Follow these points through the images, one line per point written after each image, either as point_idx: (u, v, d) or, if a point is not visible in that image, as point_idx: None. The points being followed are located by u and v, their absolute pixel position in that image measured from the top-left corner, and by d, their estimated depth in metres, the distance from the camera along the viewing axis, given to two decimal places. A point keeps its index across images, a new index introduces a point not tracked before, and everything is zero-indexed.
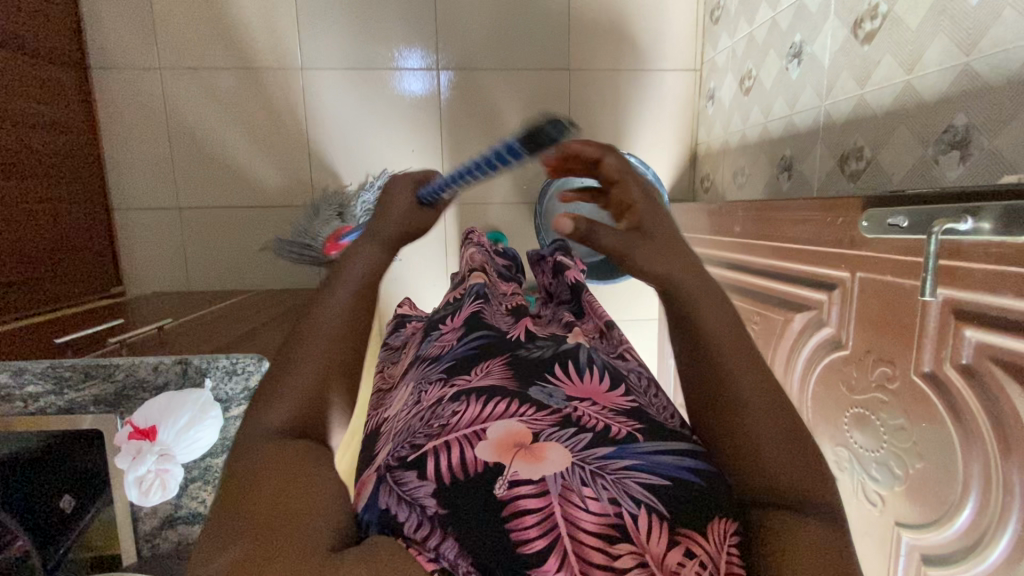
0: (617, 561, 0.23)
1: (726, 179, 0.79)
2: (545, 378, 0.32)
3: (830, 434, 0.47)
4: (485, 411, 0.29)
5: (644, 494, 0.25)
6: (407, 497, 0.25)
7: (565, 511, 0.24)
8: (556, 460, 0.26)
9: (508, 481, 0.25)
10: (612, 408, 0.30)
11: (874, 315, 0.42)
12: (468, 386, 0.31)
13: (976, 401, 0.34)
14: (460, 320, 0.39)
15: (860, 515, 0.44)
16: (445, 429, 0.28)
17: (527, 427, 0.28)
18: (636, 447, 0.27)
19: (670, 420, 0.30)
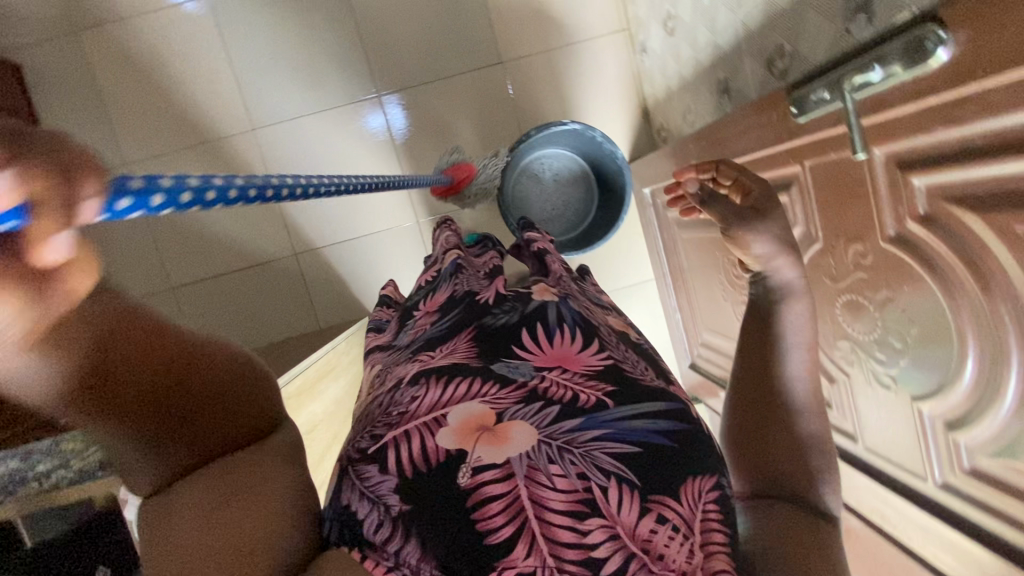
0: (588, 537, 0.24)
1: (678, 123, 0.71)
2: (512, 354, 0.34)
3: (831, 332, 0.44)
4: (445, 396, 0.30)
5: (614, 466, 0.27)
6: (369, 493, 0.26)
7: (530, 493, 0.25)
8: (517, 441, 0.27)
9: (473, 467, 0.26)
10: (581, 372, 0.32)
11: (834, 196, 0.39)
12: (431, 366, 0.33)
13: (943, 248, 0.31)
14: (435, 304, 0.41)
15: (878, 401, 0.41)
16: (406, 417, 0.29)
17: (490, 409, 0.29)
18: (604, 416, 0.29)
19: (643, 377, 0.33)
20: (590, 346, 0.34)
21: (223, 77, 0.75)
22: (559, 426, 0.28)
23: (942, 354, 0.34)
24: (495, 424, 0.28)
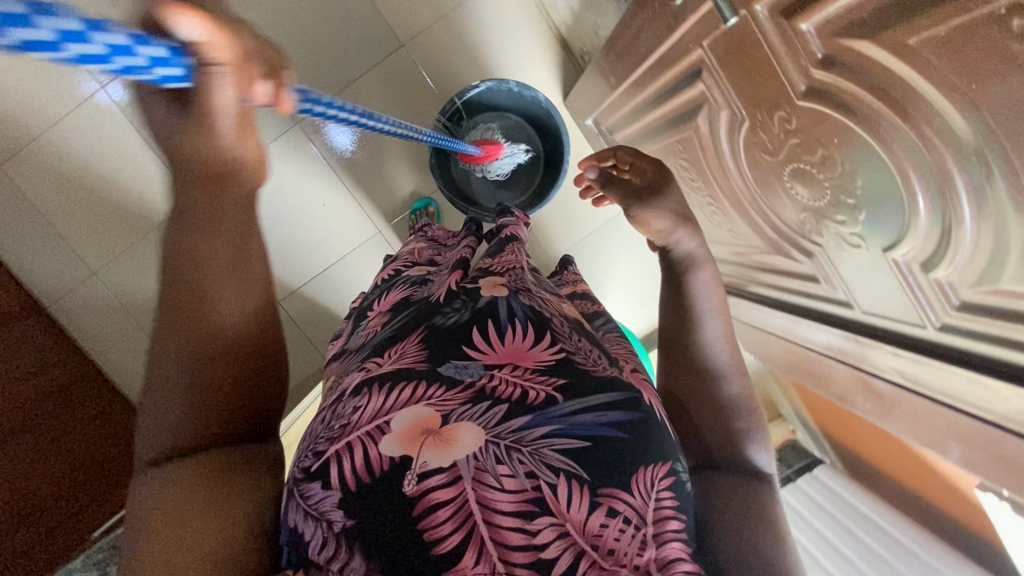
0: (536, 532, 0.38)
1: (640, 38, 0.91)
2: (468, 355, 0.49)
3: (917, 163, 0.51)
4: (389, 404, 0.43)
5: (565, 466, 0.41)
6: (310, 513, 0.39)
7: (475, 496, 0.38)
8: (459, 446, 0.40)
9: (418, 475, 0.39)
10: (533, 369, 0.47)
11: (875, 22, 0.46)
12: (380, 372, 0.47)
13: (992, 12, 0.38)
14: (387, 308, 0.61)
15: (914, 249, 0.58)
16: (352, 427, 0.42)
17: (436, 414, 0.42)
18: (555, 412, 0.44)
19: (588, 365, 0.49)
20: (541, 342, 0.51)
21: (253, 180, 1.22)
22: (508, 424, 0.42)
23: (929, 226, 0.54)
24: (442, 431, 0.41)
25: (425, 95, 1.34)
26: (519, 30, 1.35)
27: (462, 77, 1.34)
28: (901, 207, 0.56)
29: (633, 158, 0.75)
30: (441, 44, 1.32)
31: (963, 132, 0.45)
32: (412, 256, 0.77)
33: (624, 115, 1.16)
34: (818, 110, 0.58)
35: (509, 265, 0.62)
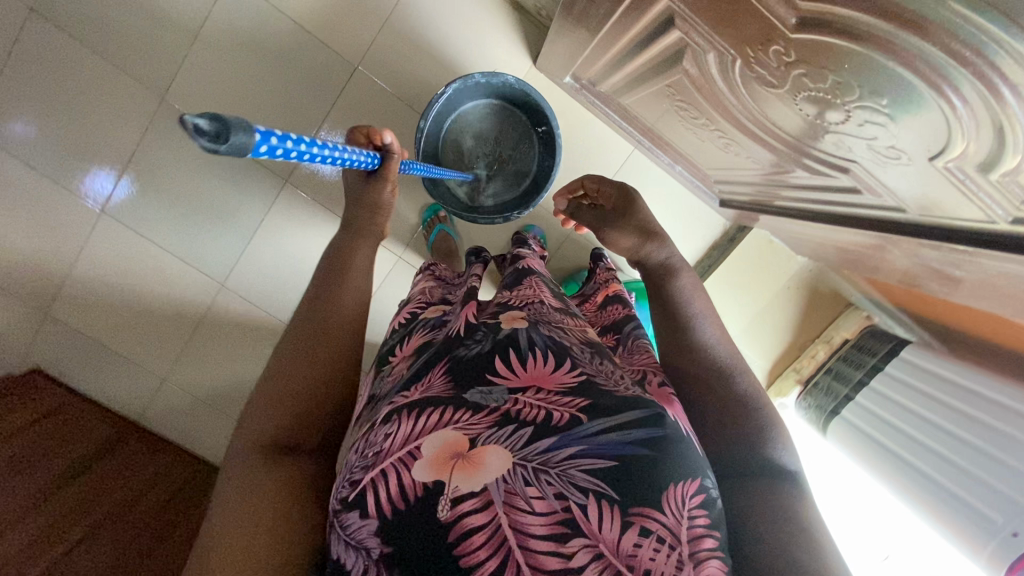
0: (571, 555, 0.43)
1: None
2: (491, 381, 0.55)
3: (938, 75, 0.49)
4: (418, 427, 0.50)
5: (596, 486, 0.46)
6: (353, 541, 0.47)
7: (507, 517, 0.44)
8: (485, 472, 0.46)
9: (451, 500, 0.45)
10: (556, 391, 0.54)
11: None
12: (410, 402, 0.54)
13: None
14: (411, 348, 0.67)
15: (967, 152, 0.54)
16: (387, 455, 0.49)
17: (466, 437, 0.49)
18: (582, 432, 0.49)
19: (612, 386, 0.55)
20: (563, 364, 0.57)
21: (254, 243, 1.44)
22: (535, 446, 0.48)
23: (979, 118, 0.50)
24: (470, 454, 0.47)
25: (397, 109, 1.40)
26: (467, 15, 1.36)
27: (428, 84, 1.39)
28: (939, 107, 0.52)
29: (599, 185, 0.98)
30: (395, 55, 1.37)
31: (986, 33, 0.42)
32: (425, 296, 0.81)
33: (601, 68, 1.14)
34: (815, 41, 0.57)
35: (529, 300, 0.69)
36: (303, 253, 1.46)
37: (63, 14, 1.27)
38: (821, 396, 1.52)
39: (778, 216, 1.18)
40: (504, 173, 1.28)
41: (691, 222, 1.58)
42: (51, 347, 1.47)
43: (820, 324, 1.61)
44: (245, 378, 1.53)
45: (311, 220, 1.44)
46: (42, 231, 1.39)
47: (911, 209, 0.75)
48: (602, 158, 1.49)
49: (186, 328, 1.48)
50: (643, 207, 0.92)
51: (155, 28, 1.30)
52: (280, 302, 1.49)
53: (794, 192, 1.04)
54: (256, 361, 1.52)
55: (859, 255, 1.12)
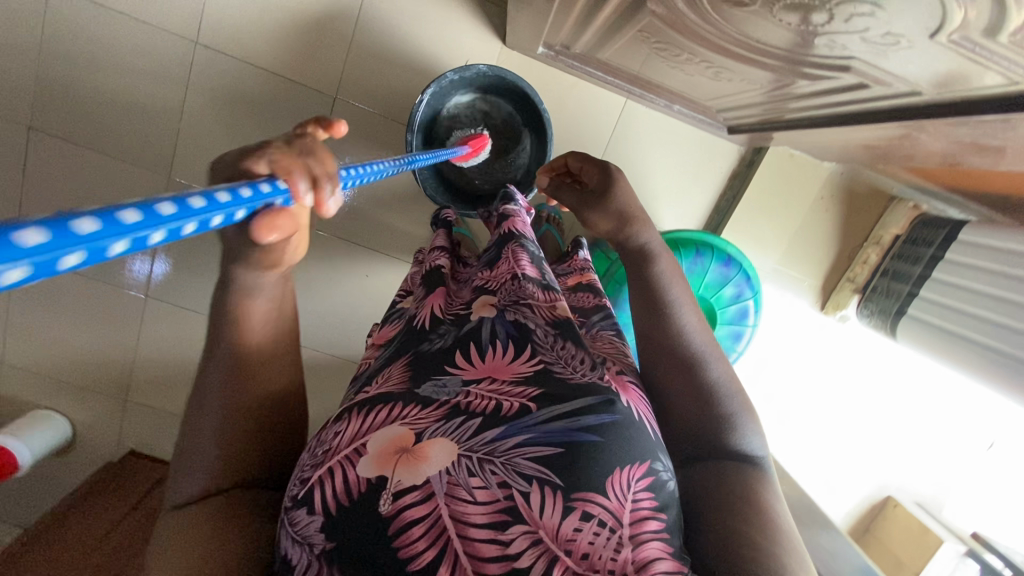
0: (510, 544, 0.51)
1: None
2: (445, 374, 0.67)
3: None
4: (368, 424, 0.59)
5: (541, 474, 0.55)
6: (301, 538, 0.54)
7: (450, 510, 0.52)
8: (430, 464, 0.55)
9: (394, 494, 0.53)
10: (511, 377, 0.67)
11: None
12: (369, 397, 0.65)
13: None
14: (383, 343, 0.81)
15: (971, 19, 0.50)
16: (336, 453, 0.57)
17: (411, 431, 0.58)
18: (531, 420, 0.59)
19: (573, 376, 0.66)
20: (522, 355, 0.70)
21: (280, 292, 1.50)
22: (478, 436, 0.58)
23: None
24: (415, 449, 0.56)
25: (381, 125, 1.40)
26: (425, 14, 1.34)
27: (404, 92, 1.39)
28: None
29: (583, 164, 1.00)
30: (367, 74, 1.37)
31: None
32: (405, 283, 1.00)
33: (568, 30, 1.12)
34: None
35: (506, 280, 0.81)
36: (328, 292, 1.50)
37: (61, 123, 1.35)
38: (882, 300, 1.44)
39: (791, 130, 1.12)
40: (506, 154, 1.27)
41: (705, 158, 1.51)
42: (139, 428, 1.60)
43: (867, 226, 1.53)
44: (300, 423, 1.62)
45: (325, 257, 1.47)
46: (99, 322, 1.50)
47: (930, 92, 0.70)
48: (596, 119, 1.45)
49: None
50: (624, 190, 0.94)
51: (143, 112, 1.35)
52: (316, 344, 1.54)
53: (803, 101, 0.98)
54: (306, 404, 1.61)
55: (888, 148, 1.05)
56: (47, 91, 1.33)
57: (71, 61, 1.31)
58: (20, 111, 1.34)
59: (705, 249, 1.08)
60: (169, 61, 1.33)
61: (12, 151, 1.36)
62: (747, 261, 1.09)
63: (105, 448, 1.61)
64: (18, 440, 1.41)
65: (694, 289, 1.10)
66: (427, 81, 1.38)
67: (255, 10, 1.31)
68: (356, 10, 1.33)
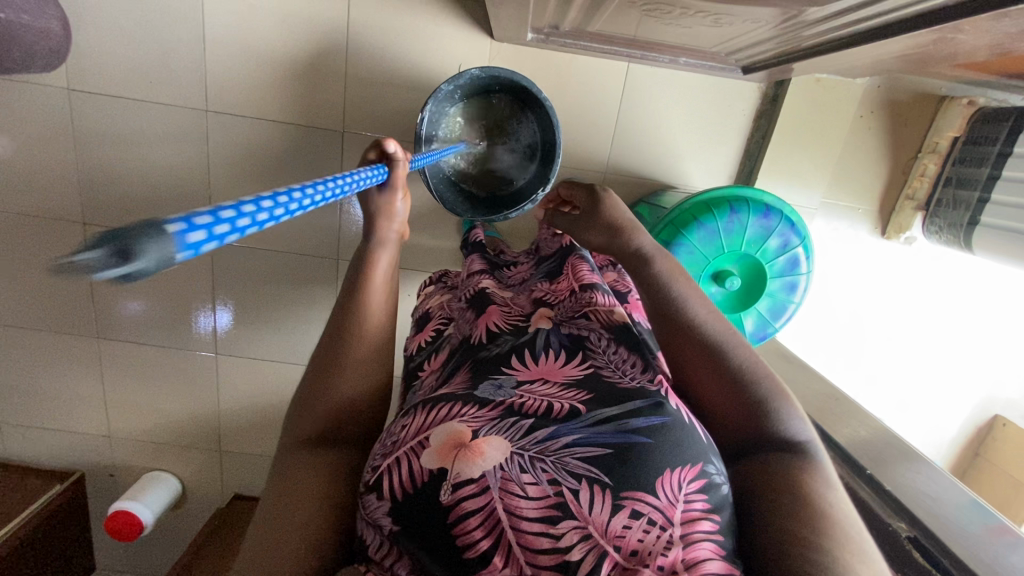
0: (561, 540, 0.53)
1: None
2: (500, 374, 0.72)
3: None
4: (431, 421, 0.63)
5: (592, 473, 0.57)
6: (372, 520, 0.60)
7: (504, 499, 0.55)
8: (488, 458, 0.57)
9: (453, 485, 0.56)
10: (563, 380, 0.70)
11: None
12: (436, 397, 0.68)
13: None
14: (434, 363, 0.86)
15: None
16: (404, 446, 0.62)
17: (469, 429, 0.60)
18: (580, 422, 0.62)
19: (626, 381, 0.69)
20: (574, 359, 0.74)
21: None
22: (531, 435, 0.60)
23: None
24: (472, 444, 0.58)
25: None
26: (413, 26, 1.34)
27: (407, 108, 1.39)
28: None
29: (571, 189, 1.05)
30: (369, 99, 1.38)
31: None
32: (446, 310, 1.02)
33: (555, 10, 1.09)
34: None
35: (562, 297, 0.89)
36: None
37: (109, 214, 1.45)
38: (949, 213, 1.32)
39: (811, 58, 1.04)
40: (512, 142, 1.25)
41: (723, 103, 1.43)
42: (237, 475, 1.73)
43: (918, 137, 1.42)
44: None
45: None
46: (181, 386, 1.62)
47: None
48: (601, 89, 1.40)
49: None
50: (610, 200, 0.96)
51: (176, 188, 1.43)
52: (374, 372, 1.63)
53: (820, 27, 0.91)
54: None
55: (926, 53, 0.95)
56: (89, 185, 1.42)
57: (105, 156, 1.40)
58: (72, 212, 1.45)
59: (741, 204, 1.03)
60: (188, 135, 1.40)
61: (72, 247, 1.48)
62: (788, 207, 1.04)
63: (212, 498, 1.75)
64: (140, 502, 1.57)
65: (737, 247, 1.05)
66: (428, 93, 1.38)
67: (252, 65, 1.35)
68: (344, 41, 1.34)
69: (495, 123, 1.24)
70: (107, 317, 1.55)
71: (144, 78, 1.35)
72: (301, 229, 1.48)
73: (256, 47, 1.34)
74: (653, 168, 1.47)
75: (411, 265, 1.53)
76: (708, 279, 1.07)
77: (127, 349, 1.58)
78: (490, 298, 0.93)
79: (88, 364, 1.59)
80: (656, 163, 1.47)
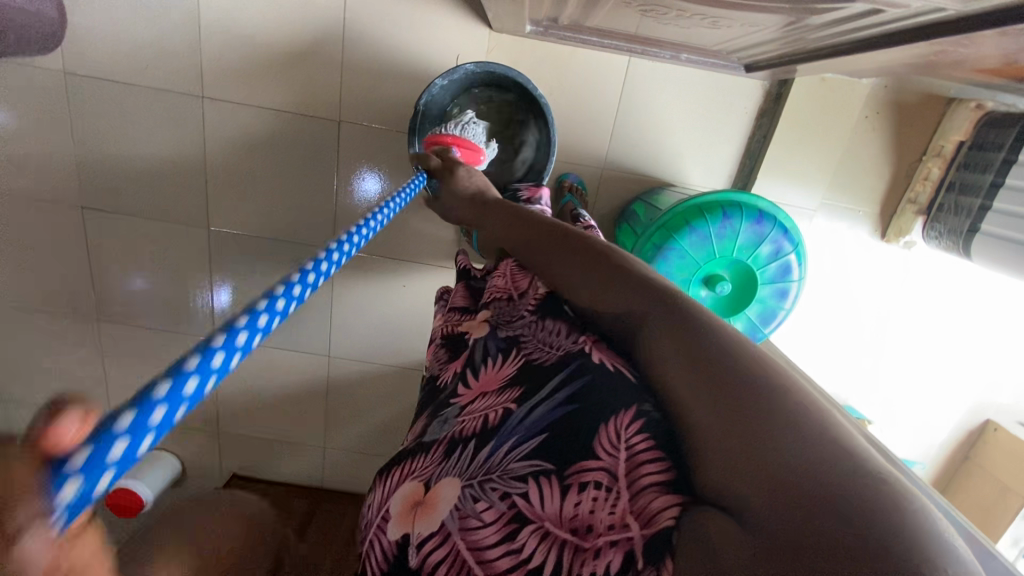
0: (524, 549, 0.52)
1: None
2: (445, 406, 0.72)
3: None
4: (387, 490, 0.64)
5: (538, 467, 0.56)
6: None
7: (464, 537, 0.54)
8: (442, 506, 0.57)
9: (417, 547, 0.56)
10: (496, 383, 0.70)
11: None
12: (390, 461, 0.69)
13: None
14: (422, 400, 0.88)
15: None
16: (373, 524, 0.62)
17: (418, 485, 0.61)
18: (516, 418, 0.62)
19: (549, 358, 0.69)
20: (507, 354, 0.73)
21: (329, 318, 1.60)
22: (473, 459, 0.60)
23: None
24: (425, 500, 0.59)
25: (388, 137, 1.41)
26: (411, 16, 1.32)
27: (404, 99, 1.38)
28: None
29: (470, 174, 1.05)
30: (365, 89, 1.37)
31: None
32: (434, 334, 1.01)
33: (552, 5, 1.07)
34: None
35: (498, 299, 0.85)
36: (372, 308, 1.60)
37: (108, 199, 1.46)
38: (950, 219, 1.30)
39: (813, 62, 1.03)
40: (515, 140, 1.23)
41: (724, 100, 1.41)
42: None
43: (923, 138, 1.39)
44: (367, 433, 1.75)
45: (365, 277, 1.56)
46: None
47: (957, 7, 0.63)
48: (601, 84, 1.38)
49: (308, 406, 1.71)
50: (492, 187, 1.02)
51: (174, 174, 1.44)
52: (370, 359, 1.65)
53: (821, 32, 0.89)
54: (369, 414, 1.73)
55: (931, 60, 0.93)
56: (87, 170, 1.43)
57: (102, 141, 1.40)
58: (70, 196, 1.45)
59: (733, 210, 1.02)
60: (185, 121, 1.39)
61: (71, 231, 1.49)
62: (781, 214, 1.03)
63: None
64: None
65: (729, 252, 1.05)
66: (425, 83, 1.37)
67: (248, 51, 1.34)
68: (341, 29, 1.32)
69: (502, 120, 1.22)
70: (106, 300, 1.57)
71: (140, 63, 1.34)
72: (296, 219, 1.48)
73: (253, 33, 1.33)
74: (652, 165, 1.46)
75: (408, 255, 1.54)
76: (699, 283, 1.07)
77: None
78: (456, 332, 0.91)
79: None
80: (654, 160, 1.45)
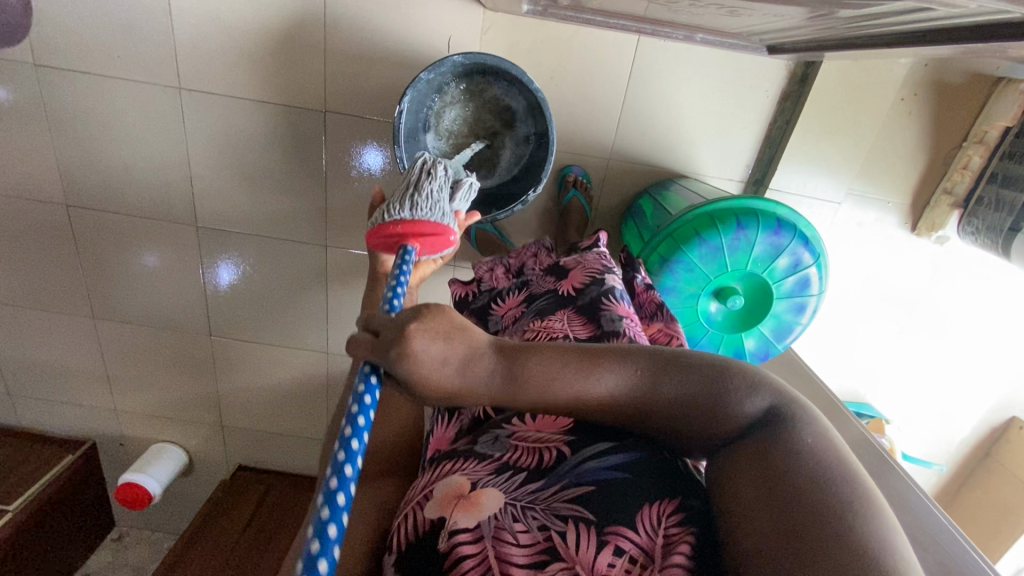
0: None
1: None
2: (502, 424, 0.67)
3: None
4: (436, 475, 0.62)
5: (580, 513, 0.52)
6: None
7: (494, 547, 0.51)
8: (486, 507, 0.54)
9: (450, 532, 0.53)
10: (560, 422, 0.65)
11: None
12: (446, 453, 0.66)
13: None
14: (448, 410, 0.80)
15: None
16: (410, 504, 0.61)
17: (467, 482, 0.58)
18: (571, 463, 0.58)
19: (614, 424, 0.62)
20: None
21: (326, 315, 1.56)
22: (523, 487, 0.57)
23: None
24: (470, 496, 0.56)
25: (378, 128, 1.32)
26: None
27: (394, 86, 1.28)
28: None
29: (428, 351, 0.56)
30: (352, 76, 1.27)
31: None
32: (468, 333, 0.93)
33: None
34: None
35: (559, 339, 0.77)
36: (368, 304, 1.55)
37: (93, 196, 1.40)
38: (989, 215, 1.18)
39: (844, 50, 0.91)
40: (506, 143, 1.14)
41: (744, 83, 1.28)
42: (240, 447, 1.78)
43: (965, 123, 1.25)
44: None
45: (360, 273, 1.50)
46: (179, 364, 1.63)
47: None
48: (609, 67, 1.26)
49: (308, 401, 1.70)
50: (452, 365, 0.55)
51: (157, 169, 1.37)
52: None
53: (855, 22, 0.78)
54: None
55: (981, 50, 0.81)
56: (68, 166, 1.37)
57: (80, 134, 1.33)
58: (54, 193, 1.40)
59: (750, 219, 0.93)
60: (163, 113, 1.31)
61: (59, 228, 1.44)
62: (802, 222, 0.94)
63: (218, 467, 1.81)
64: (147, 475, 1.63)
65: (743, 265, 0.96)
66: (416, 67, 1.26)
67: (224, 38, 1.24)
68: (322, 11, 1.21)
69: (499, 117, 1.12)
70: (101, 297, 1.53)
71: (111, 53, 1.25)
72: (287, 214, 1.42)
73: (227, 17, 1.22)
74: (661, 155, 1.35)
75: None
76: (709, 296, 0.99)
77: (122, 328, 1.58)
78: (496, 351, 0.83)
79: (87, 340, 1.60)
80: (666, 149, 1.34)
